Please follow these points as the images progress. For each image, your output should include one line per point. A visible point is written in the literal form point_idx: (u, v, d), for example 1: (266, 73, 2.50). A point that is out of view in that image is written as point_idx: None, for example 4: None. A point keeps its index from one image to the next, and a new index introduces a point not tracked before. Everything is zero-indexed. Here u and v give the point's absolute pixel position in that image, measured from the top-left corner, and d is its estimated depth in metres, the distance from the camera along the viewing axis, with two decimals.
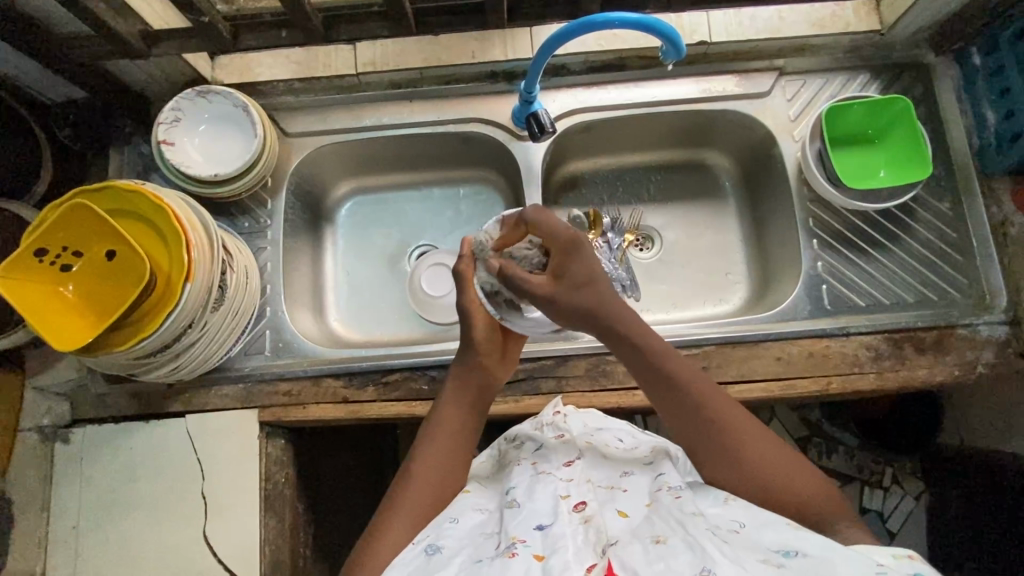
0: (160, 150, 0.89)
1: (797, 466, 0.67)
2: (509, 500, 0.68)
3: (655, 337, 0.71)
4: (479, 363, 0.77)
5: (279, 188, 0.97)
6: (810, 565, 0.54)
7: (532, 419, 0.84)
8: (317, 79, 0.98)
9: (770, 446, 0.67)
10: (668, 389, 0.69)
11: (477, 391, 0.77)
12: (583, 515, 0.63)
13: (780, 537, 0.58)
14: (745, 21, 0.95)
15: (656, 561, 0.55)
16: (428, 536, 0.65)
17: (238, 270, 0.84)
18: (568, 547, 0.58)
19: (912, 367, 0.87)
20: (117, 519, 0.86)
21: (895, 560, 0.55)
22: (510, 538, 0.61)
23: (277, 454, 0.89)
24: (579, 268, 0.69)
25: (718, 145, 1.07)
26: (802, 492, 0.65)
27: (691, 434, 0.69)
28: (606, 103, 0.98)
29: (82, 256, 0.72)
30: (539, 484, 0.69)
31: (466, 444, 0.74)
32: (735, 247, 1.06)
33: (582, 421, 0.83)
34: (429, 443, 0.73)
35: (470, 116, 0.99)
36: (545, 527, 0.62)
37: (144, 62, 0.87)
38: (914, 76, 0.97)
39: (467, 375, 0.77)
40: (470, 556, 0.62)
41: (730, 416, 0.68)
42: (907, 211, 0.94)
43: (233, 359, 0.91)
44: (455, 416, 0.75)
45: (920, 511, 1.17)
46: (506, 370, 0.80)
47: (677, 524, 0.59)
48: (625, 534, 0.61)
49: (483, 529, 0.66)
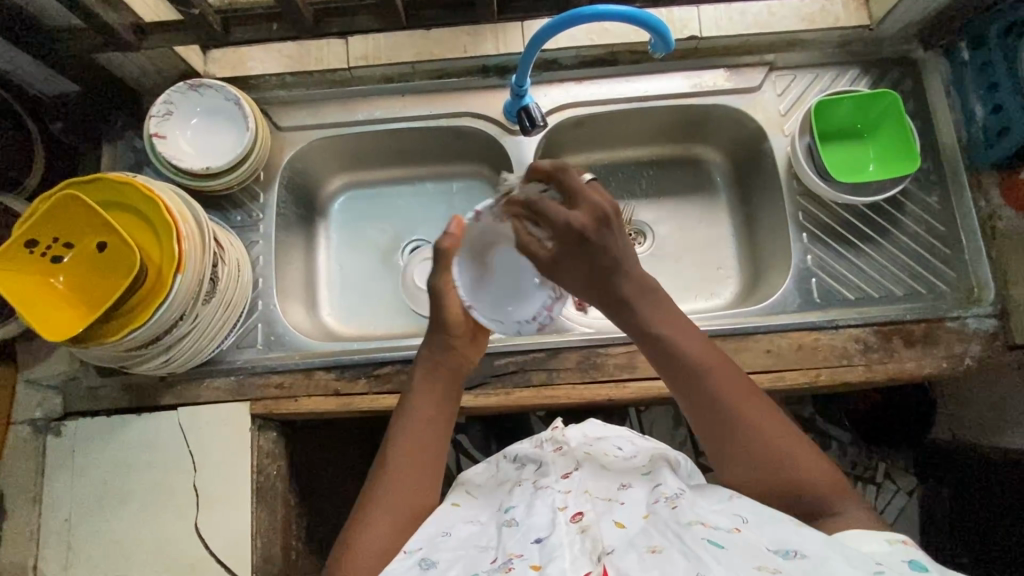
0: (152, 142, 0.90)
1: (798, 449, 0.65)
2: (508, 518, 0.67)
3: (663, 320, 0.71)
4: (450, 345, 0.79)
5: (271, 182, 0.98)
6: (808, 568, 0.52)
7: (530, 439, 0.84)
8: (309, 74, 0.98)
9: (774, 425, 0.66)
10: (669, 358, 0.70)
11: (448, 373, 0.78)
12: (580, 525, 0.63)
13: (778, 541, 0.56)
14: (735, 16, 0.96)
15: (651, 569, 0.55)
16: (420, 550, 0.65)
17: (229, 263, 0.85)
18: (565, 556, 0.59)
19: (900, 359, 0.88)
20: (109, 511, 0.86)
21: (891, 545, 0.56)
22: (506, 553, 0.62)
23: (269, 447, 0.90)
24: (587, 254, 0.68)
25: (710, 140, 1.07)
26: (807, 475, 0.64)
27: (690, 408, 0.69)
28: (597, 97, 0.98)
29: (73, 246, 0.72)
30: (538, 499, 0.68)
31: (441, 427, 0.75)
32: (727, 241, 1.07)
33: (582, 432, 0.84)
34: (402, 429, 0.73)
35: (462, 110, 0.99)
36: (542, 539, 0.62)
37: (135, 56, 0.87)
38: (902, 71, 0.98)
39: (438, 357, 0.78)
40: (465, 568, 0.63)
41: (732, 390, 0.67)
42: (896, 205, 0.94)
43: (225, 353, 0.92)
44: (427, 399, 0.76)
45: (911, 506, 1.17)
46: (476, 351, 0.82)
47: (674, 534, 0.59)
48: (621, 543, 0.60)
49: (476, 541, 0.67)
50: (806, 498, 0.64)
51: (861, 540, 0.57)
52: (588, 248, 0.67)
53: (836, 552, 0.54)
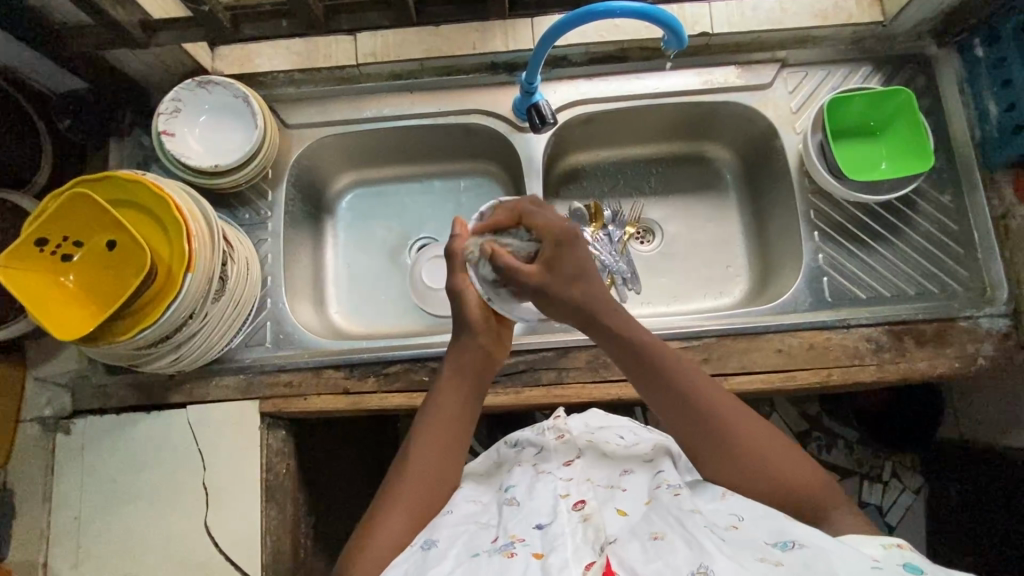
0: (160, 140, 0.89)
1: (785, 455, 0.66)
2: (508, 498, 0.68)
3: (650, 337, 0.72)
4: (478, 345, 0.78)
5: (279, 179, 0.97)
6: (807, 559, 0.52)
7: (532, 426, 0.83)
8: (317, 70, 0.98)
9: (771, 444, 0.66)
10: (652, 376, 0.70)
11: (476, 371, 0.77)
12: (582, 514, 0.62)
13: (775, 534, 0.57)
14: (747, 12, 0.95)
15: (654, 559, 0.54)
16: (423, 534, 0.65)
17: (239, 261, 0.84)
18: (567, 545, 0.57)
19: (912, 359, 0.87)
20: (119, 509, 0.86)
21: (886, 549, 0.55)
22: (509, 535, 0.61)
23: (278, 445, 0.89)
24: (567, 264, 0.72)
25: (718, 137, 1.06)
26: (806, 488, 0.64)
27: (684, 427, 0.68)
28: (606, 95, 0.98)
29: (82, 245, 0.72)
30: (539, 482, 0.68)
31: (463, 431, 0.74)
32: (736, 239, 1.06)
33: (583, 422, 0.83)
34: (426, 431, 0.72)
35: (471, 108, 0.98)
36: (543, 525, 0.61)
37: (144, 53, 0.87)
38: (915, 68, 0.97)
39: (466, 358, 0.77)
40: (466, 547, 0.62)
41: (716, 400, 0.68)
42: (908, 203, 0.93)
43: (234, 351, 0.91)
44: (452, 398, 0.75)
45: (917, 505, 1.16)
46: (501, 350, 0.81)
47: (675, 521, 0.59)
48: (624, 533, 0.60)
49: (476, 518, 0.67)
50: (795, 500, 0.64)
51: (859, 544, 0.56)
52: (574, 247, 0.73)
53: (835, 544, 0.54)
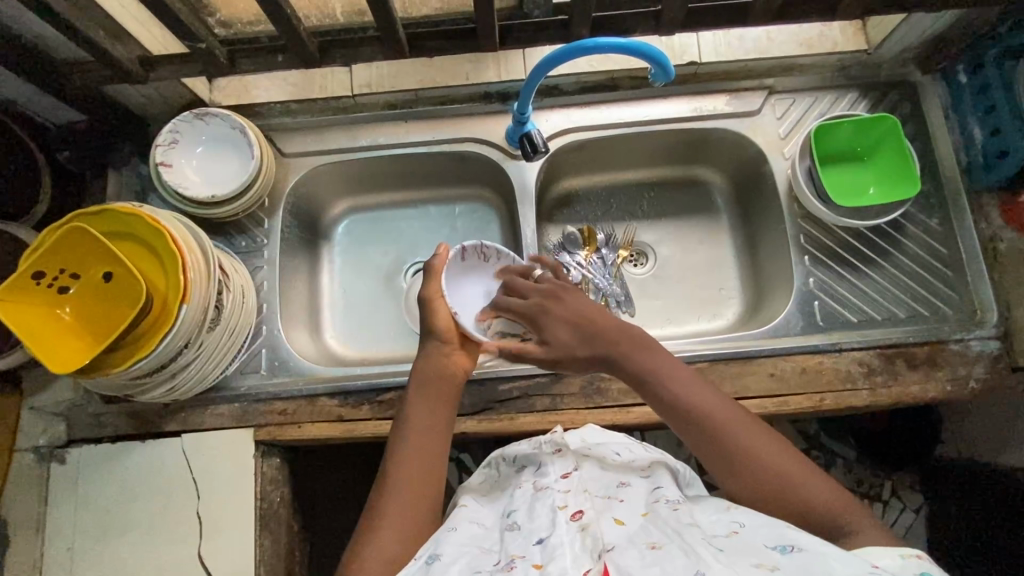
0: (157, 171, 0.91)
1: (787, 460, 0.66)
2: (509, 523, 0.67)
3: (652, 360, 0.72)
4: (439, 350, 0.78)
5: (276, 208, 0.99)
6: (804, 563, 0.53)
7: (530, 440, 0.82)
8: (313, 101, 1.00)
9: (777, 454, 0.66)
10: (664, 398, 0.70)
11: (441, 379, 0.77)
12: (580, 523, 0.63)
13: (775, 539, 0.58)
14: (733, 42, 0.98)
15: (651, 564, 0.54)
16: (428, 548, 0.65)
17: (234, 290, 0.85)
18: (566, 554, 0.59)
19: (905, 383, 0.88)
20: (113, 539, 0.86)
21: (904, 559, 0.57)
22: (509, 555, 0.62)
23: (273, 473, 0.90)
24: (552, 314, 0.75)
25: (710, 162, 1.08)
26: (815, 499, 0.64)
27: (693, 441, 0.69)
28: (596, 122, 0.99)
29: (79, 277, 0.72)
30: (538, 501, 0.68)
31: (438, 436, 0.73)
32: (729, 262, 1.07)
33: (580, 436, 0.82)
34: (399, 445, 0.72)
35: (462, 135, 1.00)
36: (543, 539, 0.62)
37: (143, 87, 0.89)
38: (899, 95, 0.99)
39: (428, 364, 0.77)
40: (468, 565, 0.62)
41: (716, 414, 0.68)
42: (897, 228, 0.95)
43: (230, 379, 0.92)
44: (421, 409, 0.75)
45: (918, 525, 1.15)
46: (470, 359, 0.80)
47: (673, 534, 0.59)
48: (622, 541, 0.60)
49: (479, 542, 0.66)
50: (803, 508, 0.64)
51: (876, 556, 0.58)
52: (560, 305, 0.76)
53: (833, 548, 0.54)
